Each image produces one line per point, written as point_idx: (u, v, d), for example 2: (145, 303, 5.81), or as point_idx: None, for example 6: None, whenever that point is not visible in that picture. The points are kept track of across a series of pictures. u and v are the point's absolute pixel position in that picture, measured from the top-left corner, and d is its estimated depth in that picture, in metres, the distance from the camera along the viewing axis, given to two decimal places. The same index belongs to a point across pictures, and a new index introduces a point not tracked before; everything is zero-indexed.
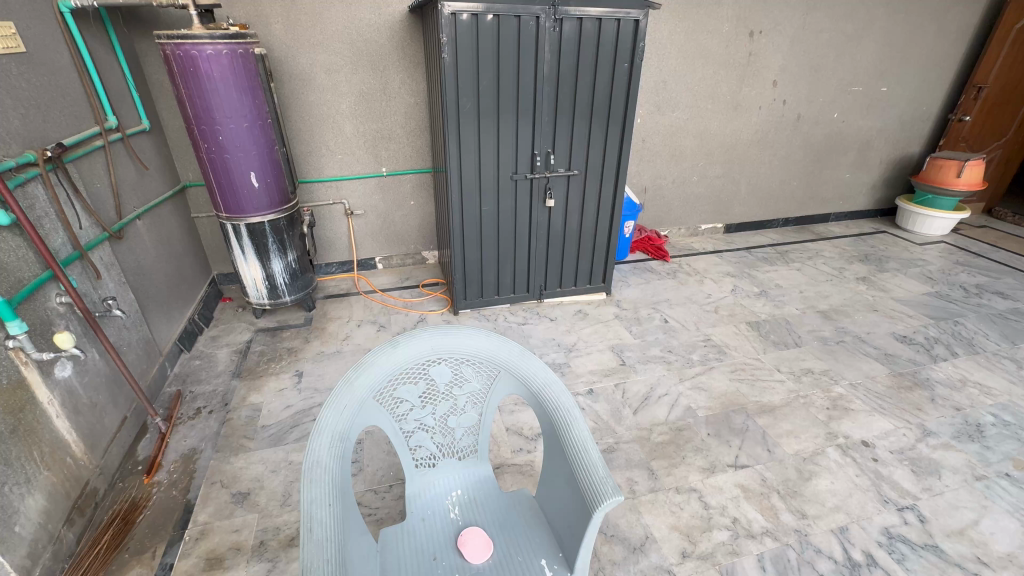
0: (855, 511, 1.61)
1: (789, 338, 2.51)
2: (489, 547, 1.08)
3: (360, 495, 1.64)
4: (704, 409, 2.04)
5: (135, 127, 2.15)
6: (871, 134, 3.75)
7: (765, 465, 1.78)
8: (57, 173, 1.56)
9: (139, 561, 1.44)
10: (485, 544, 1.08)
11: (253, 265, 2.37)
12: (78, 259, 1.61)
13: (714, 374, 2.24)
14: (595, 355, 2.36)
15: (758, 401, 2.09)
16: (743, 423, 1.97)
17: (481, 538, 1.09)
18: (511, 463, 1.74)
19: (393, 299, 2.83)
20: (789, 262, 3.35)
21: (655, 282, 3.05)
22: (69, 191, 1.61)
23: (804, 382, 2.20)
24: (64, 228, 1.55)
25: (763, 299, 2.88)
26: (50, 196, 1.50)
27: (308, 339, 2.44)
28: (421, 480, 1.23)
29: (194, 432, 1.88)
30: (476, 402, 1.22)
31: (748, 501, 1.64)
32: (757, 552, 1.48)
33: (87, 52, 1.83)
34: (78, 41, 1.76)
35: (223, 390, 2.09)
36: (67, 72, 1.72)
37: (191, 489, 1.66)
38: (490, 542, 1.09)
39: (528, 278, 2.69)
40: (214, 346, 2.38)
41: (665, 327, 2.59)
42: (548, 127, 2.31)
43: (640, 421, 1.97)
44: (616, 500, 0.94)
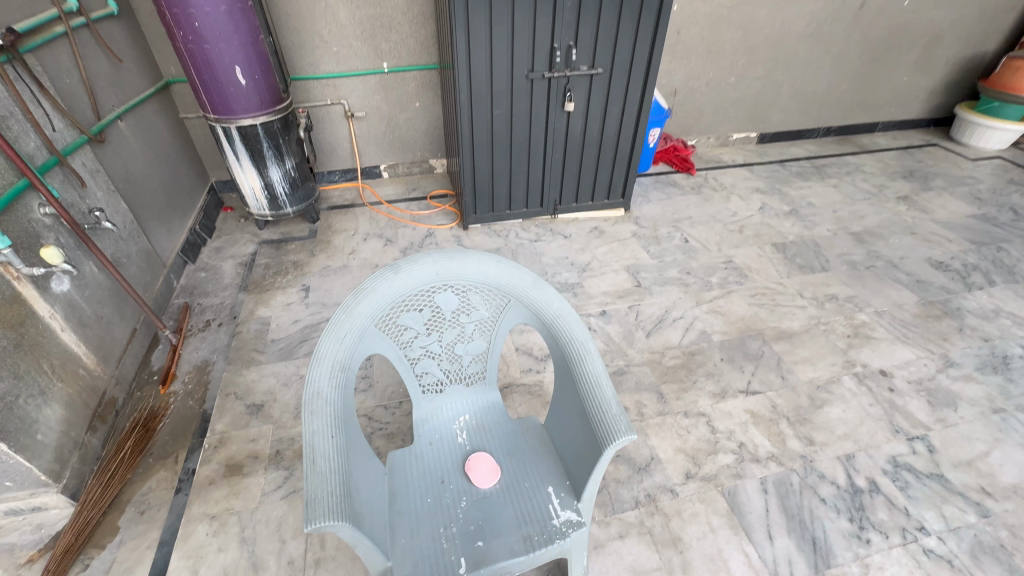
0: (863, 440, 1.61)
1: (817, 262, 2.37)
2: (497, 472, 1.08)
3: (371, 410, 1.67)
4: (720, 333, 1.98)
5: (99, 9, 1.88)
6: (943, 27, 3.25)
7: (777, 391, 1.75)
8: (15, 66, 1.38)
9: (163, 465, 1.51)
10: (493, 471, 1.08)
11: (249, 173, 2.22)
12: (57, 164, 1.50)
13: (733, 299, 2.15)
14: (609, 275, 2.26)
15: (777, 327, 2.02)
16: (759, 350, 1.92)
17: (489, 465, 1.08)
18: (520, 383, 1.74)
19: (400, 211, 2.70)
20: (825, 178, 3.09)
21: (677, 198, 2.86)
22: (33, 88, 1.45)
23: (827, 309, 2.11)
24: (36, 130, 1.42)
25: (793, 218, 2.69)
26: (13, 93, 1.35)
27: (314, 253, 2.36)
28: (429, 406, 1.21)
29: (205, 344, 1.89)
30: (485, 330, 1.16)
31: (756, 427, 1.64)
32: (761, 476, 1.50)
33: None
34: None
35: (231, 303, 2.07)
36: None
37: (207, 400, 1.69)
38: (497, 467, 1.09)
39: (543, 191, 2.52)
40: (219, 258, 2.32)
41: (685, 247, 2.46)
42: (571, 14, 1.99)
43: (652, 344, 1.93)
44: (628, 438, 0.90)
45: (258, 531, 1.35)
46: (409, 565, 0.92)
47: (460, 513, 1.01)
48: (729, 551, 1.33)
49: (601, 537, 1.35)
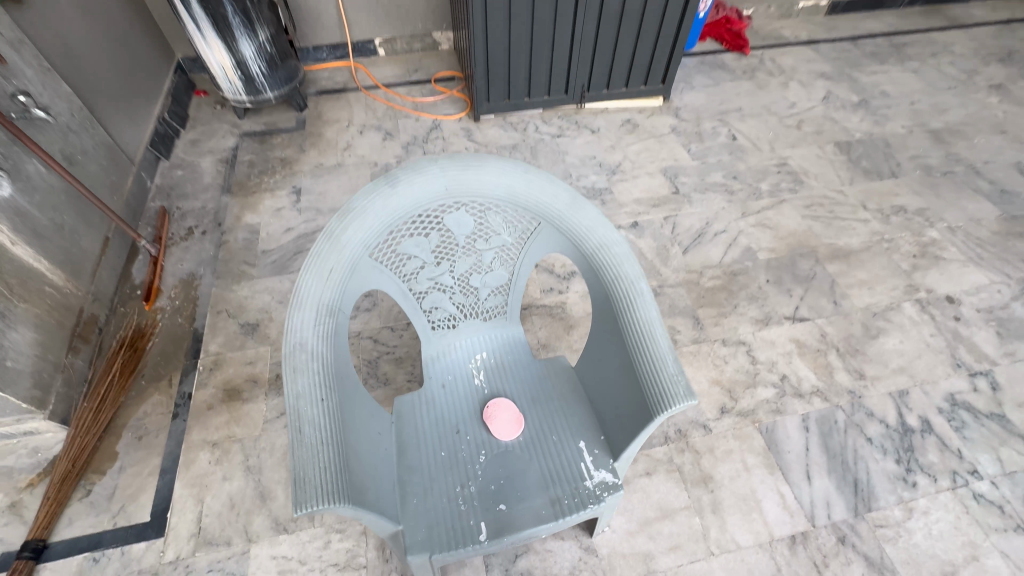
0: (920, 375, 1.45)
1: (885, 166, 2.04)
2: (520, 422, 0.93)
3: (376, 332, 1.51)
4: (768, 250, 1.74)
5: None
6: None
7: (827, 319, 1.57)
8: None
9: (157, 388, 1.41)
10: (515, 421, 0.93)
11: (215, 47, 1.84)
12: None
13: (785, 210, 1.87)
14: (643, 180, 1.96)
15: (833, 244, 1.77)
16: (811, 271, 1.69)
17: (511, 415, 0.94)
18: (540, 305, 1.56)
19: (400, 97, 2.31)
20: (904, 60, 2.59)
21: (725, 84, 2.42)
22: None
23: (893, 224, 1.83)
24: None
25: (862, 111, 2.28)
26: None
27: (303, 148, 2.06)
28: (441, 344, 1.03)
29: (189, 255, 1.70)
30: (507, 259, 0.94)
31: (801, 358, 1.48)
32: (803, 412, 1.38)
33: None
34: None
35: (215, 207, 1.84)
36: None
37: (198, 318, 1.55)
38: (521, 416, 0.94)
39: (569, 74, 2.11)
40: (196, 153, 2.03)
41: (732, 146, 2.11)
42: None
43: (689, 262, 1.70)
44: (687, 405, 0.73)
45: (264, 460, 1.27)
46: (423, 529, 0.82)
47: (478, 470, 0.89)
48: (763, 491, 1.24)
49: (626, 473, 1.27)
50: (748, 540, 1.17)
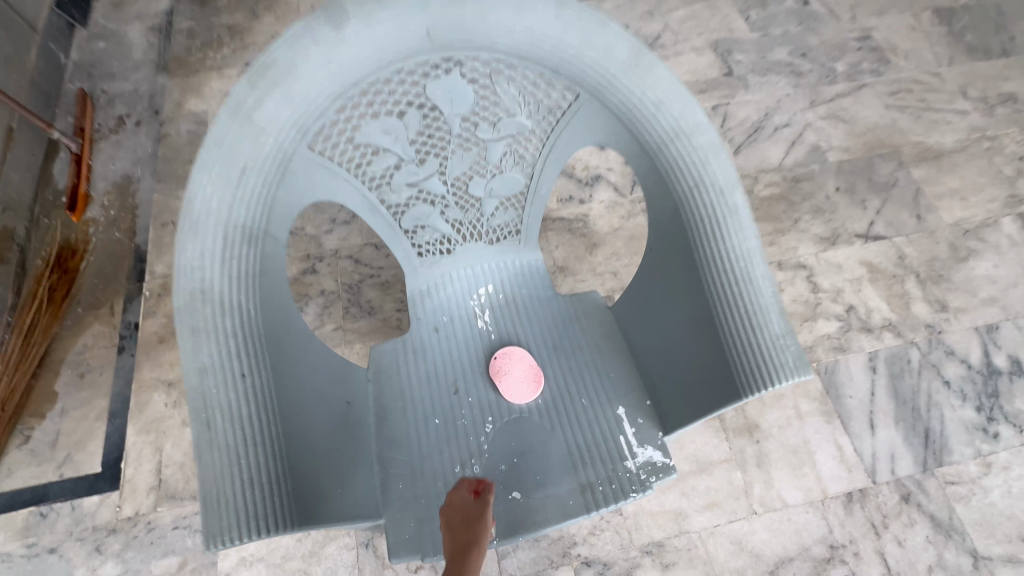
0: (1014, 306, 1.20)
1: (995, 41, 1.60)
2: (540, 378, 0.70)
3: (357, 250, 1.23)
4: (839, 151, 1.40)
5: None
6: None
7: (907, 238, 1.28)
8: None
9: (97, 318, 1.17)
10: (533, 377, 0.70)
11: None
12: None
13: (864, 97, 1.49)
14: (688, 57, 1.55)
15: (921, 142, 1.42)
16: (891, 176, 1.37)
17: (526, 370, 0.71)
18: (558, 218, 1.26)
19: None
20: None
21: None
22: None
23: (999, 118, 1.46)
24: None
25: None
26: None
27: (256, 12, 1.61)
28: (431, 276, 0.76)
29: (123, 153, 1.37)
30: (525, 156, 0.64)
31: (872, 285, 1.22)
32: (870, 350, 1.15)
33: None
34: None
35: (149, 90, 1.46)
36: None
37: (139, 232, 1.27)
38: (540, 370, 0.71)
39: None
40: (120, 18, 1.59)
41: (803, 12, 1.65)
42: None
43: (742, 165, 1.38)
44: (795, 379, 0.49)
45: None
46: (414, 526, 0.62)
47: (484, 445, 0.67)
48: (817, 443, 1.06)
49: None
50: (797, 498, 1.01)
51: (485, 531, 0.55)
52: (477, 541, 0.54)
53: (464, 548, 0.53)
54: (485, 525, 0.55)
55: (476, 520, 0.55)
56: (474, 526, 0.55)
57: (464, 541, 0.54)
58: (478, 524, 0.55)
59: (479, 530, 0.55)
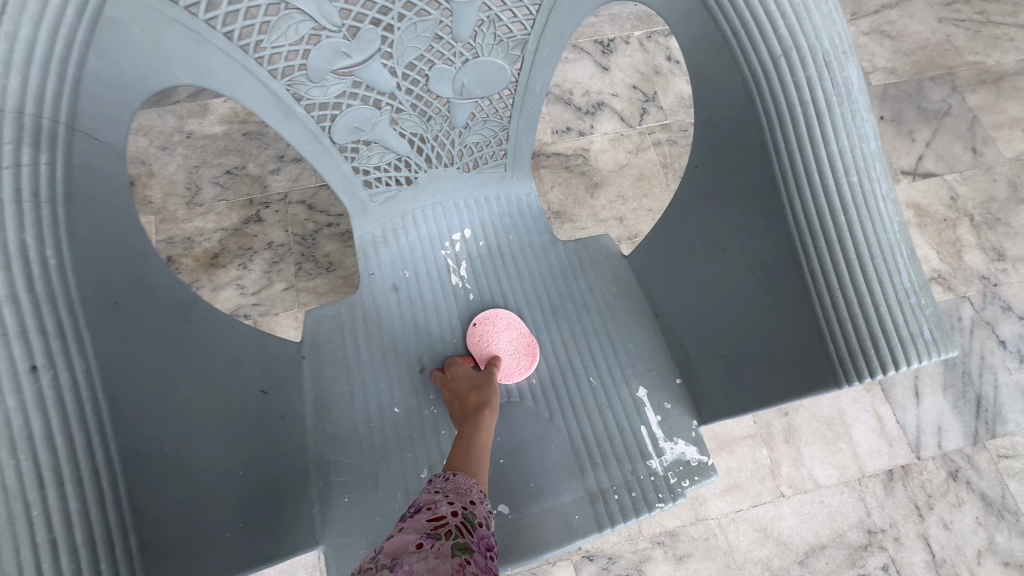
0: None
1: None
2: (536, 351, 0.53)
3: (311, 194, 1.01)
4: (884, 73, 1.19)
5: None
6: None
7: (961, 175, 1.10)
8: None
9: None
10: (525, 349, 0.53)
11: None
12: None
13: (915, 9, 1.25)
14: None
15: (978, 63, 1.21)
16: (943, 103, 1.16)
17: (516, 341, 0.53)
18: (553, 153, 1.05)
19: None
20: None
21: None
22: None
23: None
24: None
25: None
26: None
27: None
28: (385, 213, 0.57)
29: None
30: (510, 29, 0.43)
31: (920, 231, 1.05)
32: None
33: None
34: None
35: None
36: None
37: None
38: (533, 339, 0.53)
39: None
40: None
41: None
42: None
43: None
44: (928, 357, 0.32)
45: None
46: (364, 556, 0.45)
47: None
48: (854, 415, 0.91)
49: None
50: (831, 477, 0.88)
51: (497, 398, 0.49)
52: (489, 406, 0.47)
53: (477, 410, 0.46)
54: (495, 391, 0.49)
55: (486, 385, 0.48)
56: (487, 390, 0.48)
57: (477, 405, 0.46)
58: (487, 389, 0.48)
59: (490, 394, 0.48)
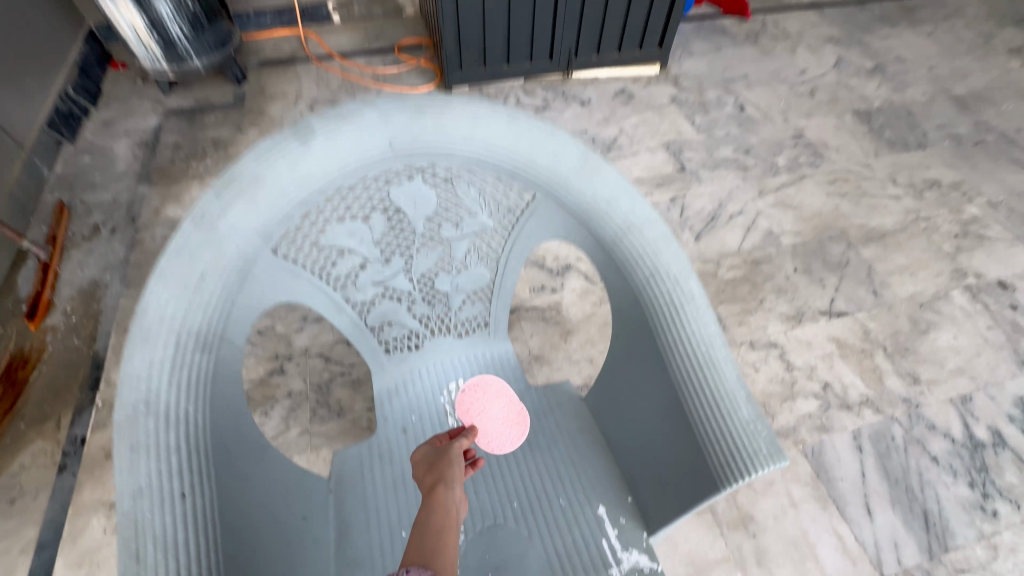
0: (982, 376, 1.23)
1: (911, 136, 1.81)
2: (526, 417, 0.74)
3: (328, 348, 1.20)
4: (792, 235, 1.49)
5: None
6: None
7: (868, 313, 1.33)
8: None
9: (39, 433, 1.08)
10: (518, 416, 0.73)
11: (122, 5, 1.49)
12: None
13: (806, 187, 1.62)
14: (644, 156, 1.69)
15: (865, 225, 1.53)
16: (843, 256, 1.45)
17: (508, 409, 0.74)
18: (530, 307, 1.28)
19: (357, 68, 1.95)
20: (916, 23, 2.36)
21: (728, 50, 2.14)
22: None
23: (928, 201, 1.61)
24: None
25: (879, 78, 2.05)
26: None
27: (241, 128, 1.71)
28: (398, 373, 0.75)
29: (93, 259, 1.36)
30: (487, 253, 0.67)
31: (844, 361, 1.24)
32: (853, 428, 1.13)
33: None
34: None
35: (128, 199, 1.49)
36: None
37: (99, 339, 1.21)
38: (523, 405, 0.74)
39: (553, 37, 1.82)
40: (108, 135, 1.67)
41: (741, 117, 1.85)
42: None
43: (704, 250, 1.44)
44: (775, 465, 0.47)
45: None
46: None
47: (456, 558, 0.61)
48: (816, 533, 1.00)
49: None
50: None
51: (452, 471, 0.54)
52: (443, 484, 0.53)
53: (431, 494, 0.52)
54: (450, 466, 0.54)
55: (440, 463, 0.55)
56: (439, 469, 0.54)
57: (431, 487, 0.53)
58: (442, 468, 0.54)
59: (444, 471, 0.54)
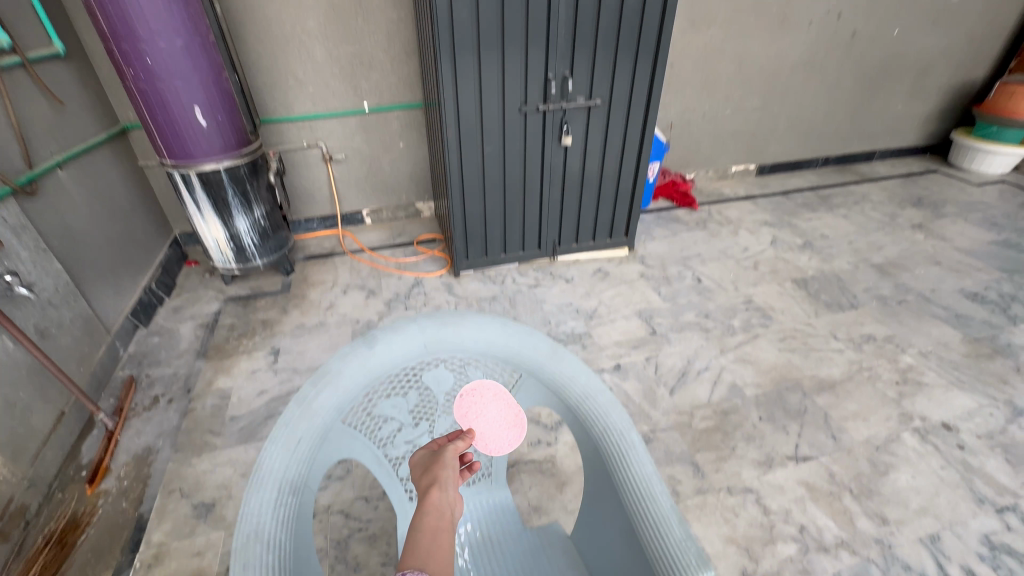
0: (945, 514, 1.34)
1: (844, 298, 2.17)
2: (520, 417, 0.85)
3: (348, 504, 1.35)
4: (753, 386, 1.73)
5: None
6: (933, 56, 3.22)
7: (830, 456, 1.49)
8: None
9: None
10: (515, 419, 0.84)
11: (212, 224, 1.97)
12: None
13: (761, 344, 1.91)
14: (620, 323, 2.01)
15: (816, 376, 1.78)
16: (801, 405, 1.66)
17: (505, 411, 0.84)
18: (529, 460, 1.45)
19: (383, 258, 2.42)
20: (833, 207, 2.94)
21: (683, 234, 2.65)
22: None
23: (867, 352, 1.88)
24: None
25: (809, 251, 2.50)
26: None
27: (286, 310, 2.07)
28: None
29: (150, 427, 1.57)
30: None
31: (816, 504, 1.36)
32: (833, 571, 1.21)
33: None
34: None
35: (186, 373, 1.77)
36: None
37: (145, 501, 1.37)
38: (518, 408, 0.85)
39: (540, 232, 2.31)
40: (176, 320, 2.03)
41: (699, 287, 2.23)
42: (565, 44, 1.84)
43: (679, 403, 1.66)
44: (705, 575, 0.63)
45: None
46: None
47: None
48: None
49: None
50: None
51: (443, 474, 0.68)
52: (436, 483, 0.66)
53: (427, 492, 0.66)
54: (441, 469, 0.68)
55: (434, 467, 0.68)
56: (433, 473, 0.68)
57: (428, 486, 0.66)
58: (436, 471, 0.68)
59: (437, 473, 0.68)
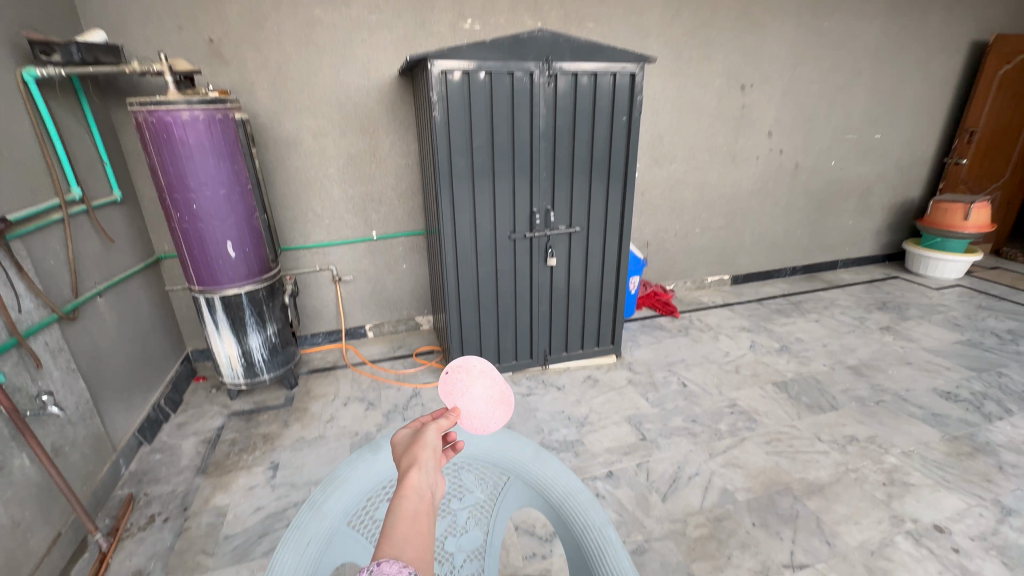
0: None
1: (823, 400, 2.27)
2: (501, 396, 0.94)
3: None
4: (744, 490, 1.76)
5: (46, 67, 1.63)
6: (871, 180, 3.70)
7: (827, 563, 1.49)
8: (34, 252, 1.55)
9: None
10: (497, 397, 0.93)
11: (227, 341, 2.12)
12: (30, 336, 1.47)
13: (748, 447, 1.97)
14: (610, 429, 2.08)
15: (804, 478, 1.81)
16: (792, 508, 1.68)
17: (488, 390, 0.93)
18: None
19: (384, 370, 2.54)
20: (804, 313, 3.16)
21: (666, 341, 2.81)
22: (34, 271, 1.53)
23: (852, 453, 1.94)
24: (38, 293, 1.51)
25: (786, 355, 2.66)
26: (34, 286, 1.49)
27: (287, 423, 2.14)
28: None
29: (143, 548, 1.57)
30: (480, 517, 0.99)
31: None
32: None
33: (59, 137, 1.72)
34: (48, 125, 1.67)
35: (184, 490, 1.79)
36: (32, 159, 1.59)
37: None
38: (498, 387, 0.94)
39: (532, 342, 2.47)
40: (179, 435, 2.09)
41: (684, 392, 2.34)
42: (547, 183, 2.18)
43: (672, 510, 1.68)
44: None
45: None
46: None
47: None
48: None
49: None
50: None
51: (421, 455, 0.64)
52: (413, 465, 0.63)
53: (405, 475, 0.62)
54: (420, 450, 0.65)
55: (413, 449, 0.65)
56: (412, 455, 0.64)
57: (406, 467, 0.63)
58: (414, 452, 0.65)
59: (415, 455, 0.64)
